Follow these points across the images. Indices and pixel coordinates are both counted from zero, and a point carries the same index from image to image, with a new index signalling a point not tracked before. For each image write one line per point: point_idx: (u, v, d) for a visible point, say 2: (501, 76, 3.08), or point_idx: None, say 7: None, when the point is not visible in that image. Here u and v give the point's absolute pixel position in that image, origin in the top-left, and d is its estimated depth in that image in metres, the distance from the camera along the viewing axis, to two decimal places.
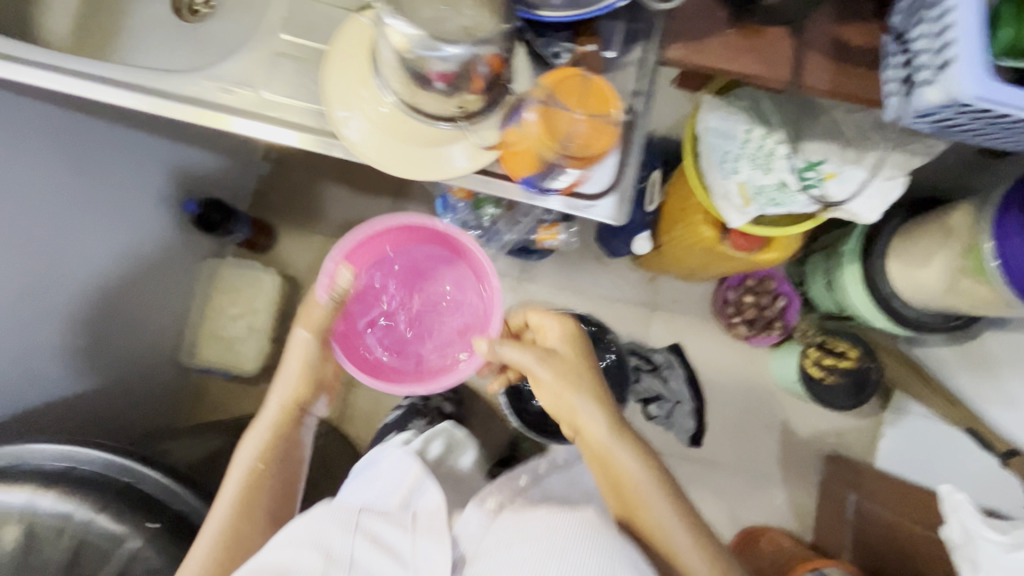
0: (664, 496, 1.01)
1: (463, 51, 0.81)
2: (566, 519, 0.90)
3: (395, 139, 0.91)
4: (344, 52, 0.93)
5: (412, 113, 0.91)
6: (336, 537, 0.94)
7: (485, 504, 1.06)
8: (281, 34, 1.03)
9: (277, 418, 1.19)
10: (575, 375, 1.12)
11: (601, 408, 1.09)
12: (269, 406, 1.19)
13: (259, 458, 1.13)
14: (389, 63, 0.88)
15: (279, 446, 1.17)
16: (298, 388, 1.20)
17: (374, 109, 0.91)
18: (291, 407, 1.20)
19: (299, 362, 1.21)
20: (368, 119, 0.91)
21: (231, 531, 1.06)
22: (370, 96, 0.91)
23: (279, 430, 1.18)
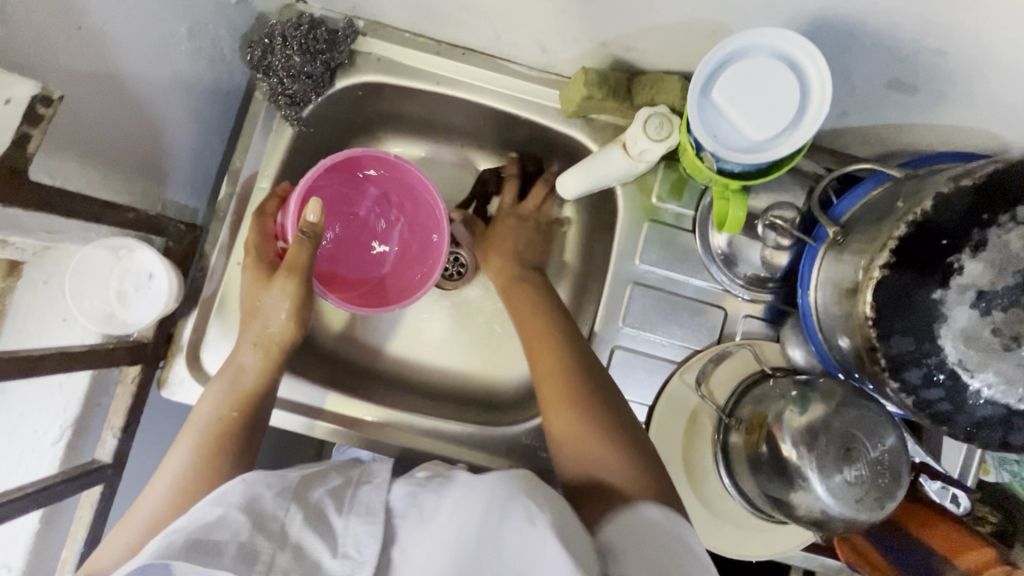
0: (589, 437, 0.64)
1: (837, 505, 0.60)
2: (477, 494, 0.51)
3: (709, 513, 0.74)
4: (674, 408, 0.75)
5: (727, 495, 0.74)
6: (263, 497, 0.51)
7: (416, 476, 0.58)
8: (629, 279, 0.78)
9: (260, 369, 0.68)
10: (551, 311, 0.76)
11: (575, 353, 0.70)
12: (250, 352, 0.68)
13: (230, 404, 0.65)
14: (753, 447, 0.68)
15: (255, 407, 0.66)
16: (284, 303, 0.69)
17: (701, 479, 0.74)
18: (276, 355, 0.69)
19: (253, 293, 0.70)
20: (688, 488, 0.74)
21: (184, 493, 0.58)
22: (696, 473, 0.74)
23: (243, 388, 0.67)
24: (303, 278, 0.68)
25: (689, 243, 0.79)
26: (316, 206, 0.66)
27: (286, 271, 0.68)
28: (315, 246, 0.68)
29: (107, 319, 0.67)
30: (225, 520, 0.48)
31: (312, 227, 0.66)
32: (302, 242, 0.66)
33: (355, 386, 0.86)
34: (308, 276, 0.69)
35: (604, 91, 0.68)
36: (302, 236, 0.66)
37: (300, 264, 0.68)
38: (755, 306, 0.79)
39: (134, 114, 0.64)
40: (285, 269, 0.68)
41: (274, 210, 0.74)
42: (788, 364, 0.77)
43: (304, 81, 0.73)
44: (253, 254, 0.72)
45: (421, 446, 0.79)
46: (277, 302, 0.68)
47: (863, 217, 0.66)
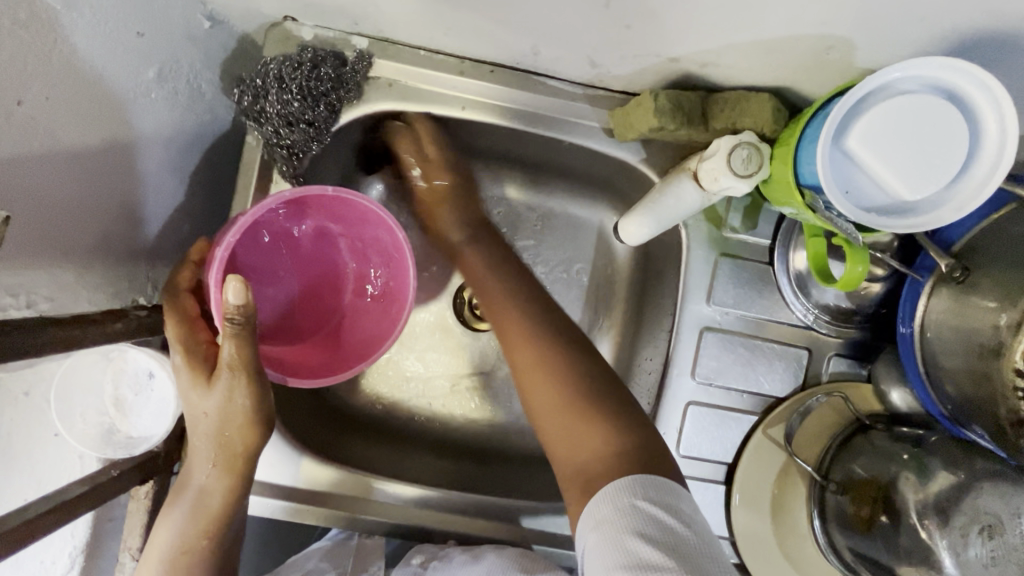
0: (555, 373, 0.58)
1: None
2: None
3: None
4: (760, 473, 0.67)
5: (828, 561, 0.66)
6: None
7: (413, 563, 0.65)
8: (699, 323, 0.68)
9: (227, 486, 0.55)
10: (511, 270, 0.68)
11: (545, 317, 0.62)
12: (206, 472, 0.55)
13: (199, 530, 0.55)
14: (863, 518, 0.61)
15: (231, 517, 0.57)
16: (235, 421, 0.53)
17: (794, 546, 0.67)
18: (240, 469, 0.55)
19: (196, 416, 0.53)
20: (782, 555, 0.67)
21: None
22: (789, 538, 0.67)
23: (210, 509, 0.56)
24: (251, 380, 0.51)
25: (766, 276, 0.68)
26: (235, 284, 0.47)
27: (224, 378, 0.51)
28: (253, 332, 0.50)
29: (106, 437, 0.57)
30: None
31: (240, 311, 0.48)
32: (231, 336, 0.49)
33: (329, 445, 0.73)
34: (257, 370, 0.52)
35: (676, 120, 0.56)
36: (231, 324, 0.48)
37: (245, 361, 0.50)
38: (841, 342, 0.70)
39: (106, 192, 0.52)
40: (222, 369, 0.50)
41: (187, 283, 0.57)
42: (885, 410, 0.68)
43: (304, 130, 0.61)
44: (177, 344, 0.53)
45: (402, 516, 0.69)
46: (226, 419, 0.52)
47: (991, 252, 0.55)
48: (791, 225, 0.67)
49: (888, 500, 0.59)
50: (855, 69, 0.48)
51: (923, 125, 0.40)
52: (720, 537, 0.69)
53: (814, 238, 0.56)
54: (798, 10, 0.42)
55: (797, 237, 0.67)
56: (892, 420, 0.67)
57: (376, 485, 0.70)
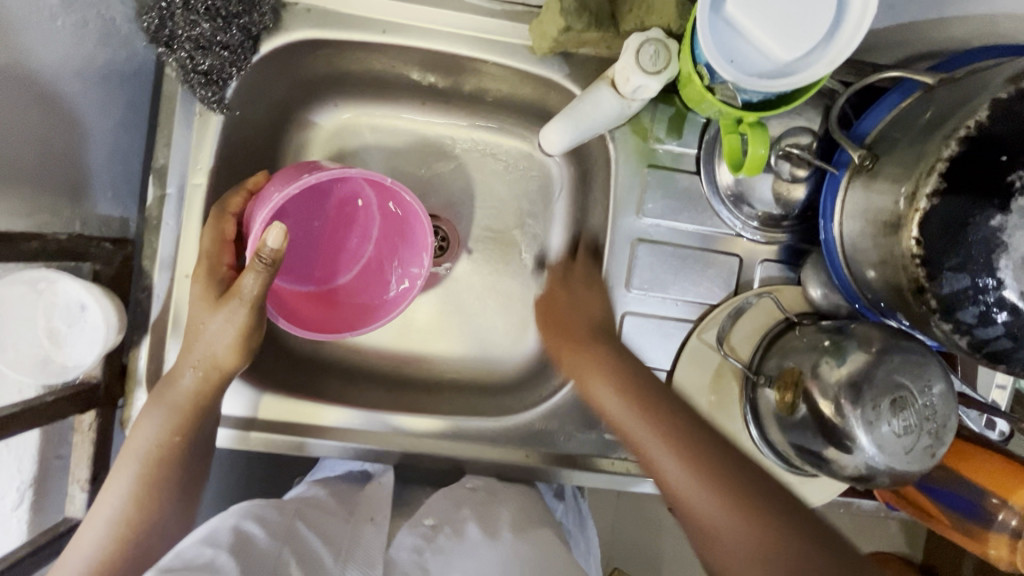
0: (710, 498, 0.52)
1: (881, 457, 0.56)
2: (488, 564, 0.57)
3: None
4: (694, 375, 0.69)
5: (760, 454, 0.69)
6: (259, 531, 0.56)
7: (423, 524, 0.63)
8: (631, 234, 0.69)
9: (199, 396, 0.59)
10: (624, 373, 0.61)
11: (702, 429, 0.57)
12: (191, 379, 0.58)
13: (171, 430, 0.58)
14: (786, 408, 0.62)
15: (205, 422, 0.60)
16: (226, 338, 0.57)
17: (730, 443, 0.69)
18: (219, 384, 0.59)
19: (198, 324, 0.58)
20: None
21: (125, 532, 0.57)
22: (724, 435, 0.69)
23: (180, 416, 0.59)
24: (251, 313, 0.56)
25: (695, 186, 0.70)
26: (279, 228, 0.51)
27: (230, 300, 0.55)
28: (271, 273, 0.54)
29: (41, 365, 0.57)
30: (217, 559, 0.50)
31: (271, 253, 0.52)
32: (255, 270, 0.53)
33: (298, 379, 0.75)
34: (261, 304, 0.56)
35: (585, 21, 0.57)
36: (257, 261, 0.52)
37: (254, 294, 0.55)
38: (771, 249, 0.72)
39: (17, 119, 0.52)
40: (235, 293, 0.55)
41: (235, 210, 0.62)
42: (812, 308, 0.70)
43: (218, 53, 0.60)
44: (207, 259, 0.60)
45: (359, 441, 0.69)
46: (215, 332, 0.57)
47: (896, 135, 0.57)
48: (714, 135, 0.68)
49: (808, 394, 0.59)
50: None
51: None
52: None
53: (729, 133, 0.56)
54: None
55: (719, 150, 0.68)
56: (817, 316, 0.69)
57: (325, 411, 0.69)
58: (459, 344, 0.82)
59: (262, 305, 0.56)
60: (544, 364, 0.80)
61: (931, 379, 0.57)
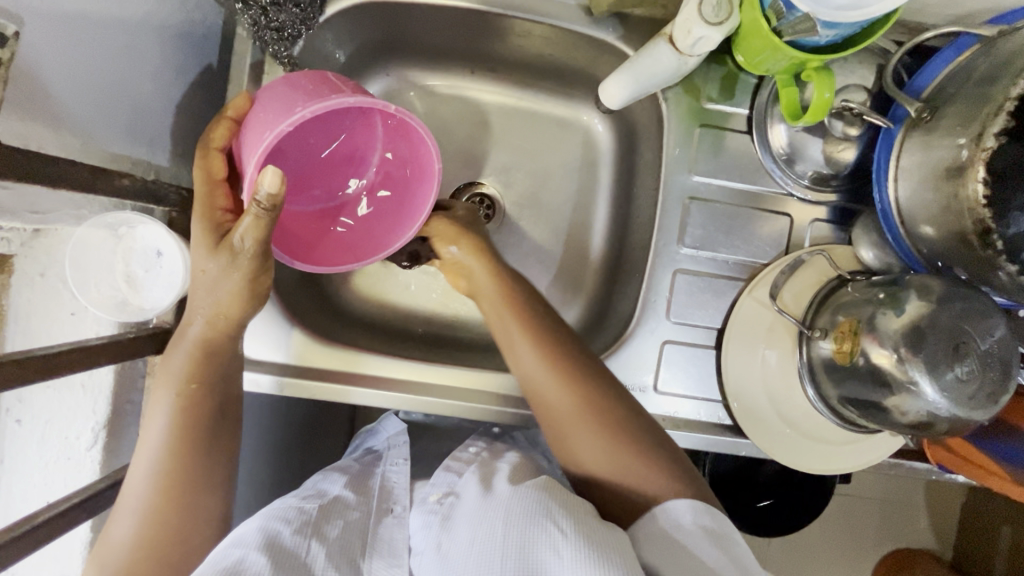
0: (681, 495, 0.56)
1: (946, 404, 0.56)
2: (490, 519, 0.52)
3: (792, 431, 0.70)
4: (748, 328, 0.70)
5: (814, 411, 0.69)
6: (285, 529, 0.55)
7: (429, 500, 0.62)
8: (683, 192, 0.70)
9: (208, 351, 0.58)
10: (562, 350, 0.63)
11: (617, 397, 0.61)
12: (203, 327, 0.58)
13: (187, 376, 0.57)
14: (844, 356, 0.62)
15: (221, 368, 0.59)
16: (232, 289, 0.57)
17: (784, 399, 0.69)
18: (230, 336, 0.59)
19: (200, 274, 0.56)
20: (773, 408, 0.69)
21: (167, 486, 0.55)
22: (781, 396, 0.69)
23: (199, 361, 0.58)
24: (256, 261, 0.55)
25: (746, 146, 0.71)
26: (274, 172, 0.49)
27: (230, 250, 0.55)
28: (272, 218, 0.52)
29: (120, 306, 0.59)
30: (247, 561, 0.50)
31: (269, 198, 0.50)
32: (255, 216, 0.51)
33: (351, 337, 0.77)
34: (259, 255, 0.55)
35: None
36: (255, 207, 0.51)
37: (255, 241, 0.54)
38: (820, 209, 0.72)
39: (106, 67, 0.55)
40: (231, 244, 0.54)
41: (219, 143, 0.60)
42: (864, 268, 0.71)
43: (291, 10, 0.61)
44: (204, 203, 0.58)
45: (408, 392, 0.69)
46: (222, 283, 0.56)
47: (955, 85, 0.58)
48: (767, 96, 0.69)
49: (864, 343, 0.60)
50: None
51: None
52: (711, 399, 0.72)
53: (786, 86, 0.58)
54: None
55: (772, 111, 0.68)
56: (868, 274, 0.70)
57: (379, 363, 0.70)
58: None
59: (262, 255, 0.55)
60: (591, 327, 0.81)
61: (993, 325, 0.57)
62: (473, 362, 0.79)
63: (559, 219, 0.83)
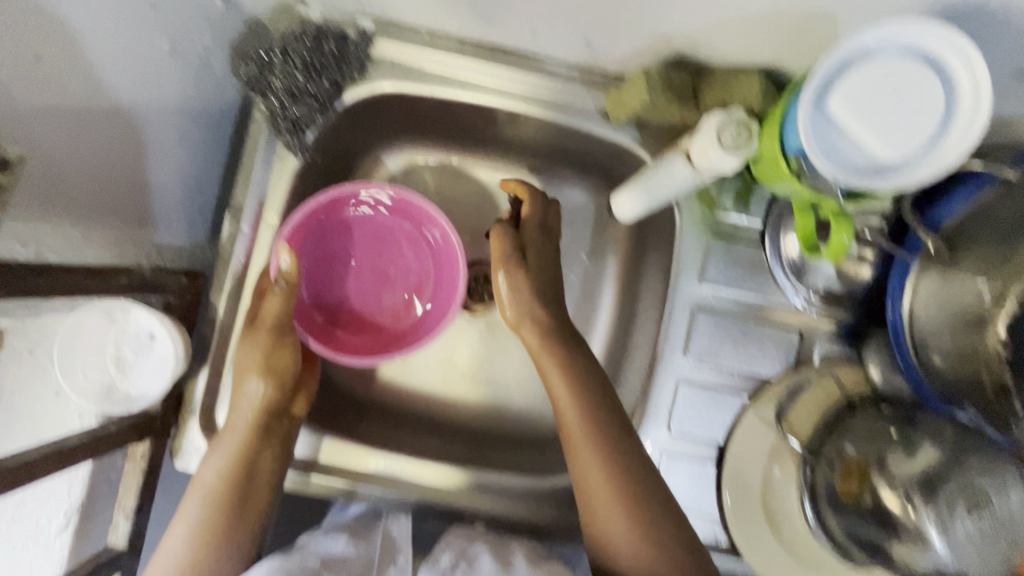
0: None
1: (953, 560, 0.59)
2: None
3: (791, 560, 0.66)
4: (755, 449, 0.67)
5: (816, 541, 0.66)
6: None
7: (440, 563, 0.58)
8: (687, 299, 0.69)
9: (243, 455, 0.60)
10: (614, 448, 0.62)
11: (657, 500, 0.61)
12: (237, 441, 0.60)
13: (222, 486, 0.59)
14: None
15: (252, 477, 0.60)
16: (257, 379, 0.61)
17: (785, 525, 0.67)
18: (265, 443, 0.61)
19: (237, 357, 0.62)
20: (774, 535, 0.66)
21: None
22: (778, 515, 0.67)
23: (230, 467, 0.60)
24: (272, 336, 0.61)
25: (757, 258, 0.69)
26: (287, 248, 0.58)
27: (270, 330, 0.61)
28: (291, 298, 0.61)
29: (106, 394, 0.58)
30: None
31: (285, 276, 0.59)
32: (275, 295, 0.60)
33: (343, 417, 0.75)
34: (284, 327, 0.62)
35: (666, 96, 0.58)
36: (276, 287, 0.60)
37: (274, 318, 0.61)
38: (830, 326, 0.71)
39: (120, 155, 0.55)
40: (263, 322, 0.61)
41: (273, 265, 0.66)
42: (873, 390, 0.67)
43: (308, 102, 0.63)
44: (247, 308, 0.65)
45: (394, 489, 0.69)
46: (249, 371, 0.61)
47: (975, 228, 0.56)
48: (782, 211, 0.68)
49: None
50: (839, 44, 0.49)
51: (910, 85, 0.40)
52: (708, 516, 0.69)
53: (804, 215, 0.57)
54: None
55: (786, 223, 0.68)
56: (876, 400, 0.67)
57: (381, 460, 0.70)
58: (503, 394, 0.81)
59: (284, 329, 0.62)
60: None
61: None
62: (466, 450, 0.77)
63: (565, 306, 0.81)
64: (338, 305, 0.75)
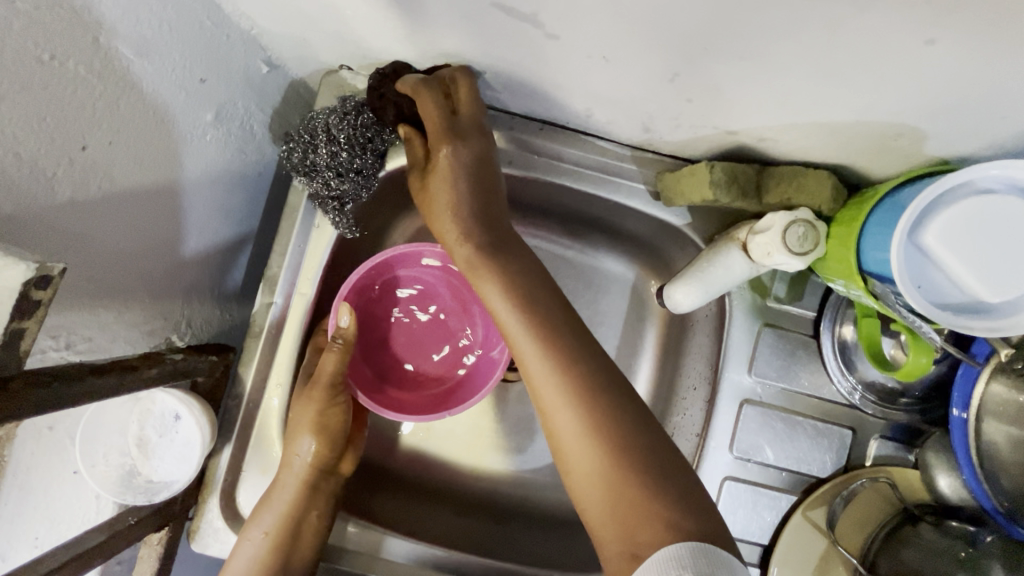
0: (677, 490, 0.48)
1: None
2: None
3: None
4: (803, 556, 0.64)
5: None
6: None
7: None
8: (734, 391, 0.66)
9: (295, 510, 0.60)
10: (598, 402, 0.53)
11: (666, 479, 0.49)
12: (290, 494, 0.60)
13: (272, 542, 0.59)
14: None
15: (297, 538, 0.60)
16: (310, 437, 0.60)
17: None
18: (315, 496, 0.61)
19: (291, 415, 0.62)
20: None
21: None
22: None
23: (281, 523, 0.59)
24: (326, 395, 0.60)
25: (810, 350, 0.66)
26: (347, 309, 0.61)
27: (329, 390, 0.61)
28: (347, 357, 0.61)
29: (126, 479, 0.55)
30: None
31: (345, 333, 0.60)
32: (333, 352, 0.61)
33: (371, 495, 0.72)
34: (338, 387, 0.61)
35: (730, 193, 0.55)
36: (334, 344, 0.61)
37: (329, 376, 0.60)
38: (885, 424, 0.67)
39: (157, 231, 0.52)
40: (317, 382, 0.61)
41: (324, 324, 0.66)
42: (934, 499, 0.63)
43: (353, 179, 0.60)
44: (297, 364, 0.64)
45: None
46: (303, 428, 0.60)
47: None
48: (839, 300, 0.65)
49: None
50: (921, 155, 0.46)
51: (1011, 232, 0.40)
52: None
53: (867, 320, 0.55)
54: (875, 96, 0.41)
55: (843, 312, 0.65)
56: (936, 511, 0.63)
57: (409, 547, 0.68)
58: (533, 469, 0.77)
59: (337, 388, 0.61)
60: None
61: None
62: (494, 532, 0.74)
63: None
64: (391, 363, 0.73)
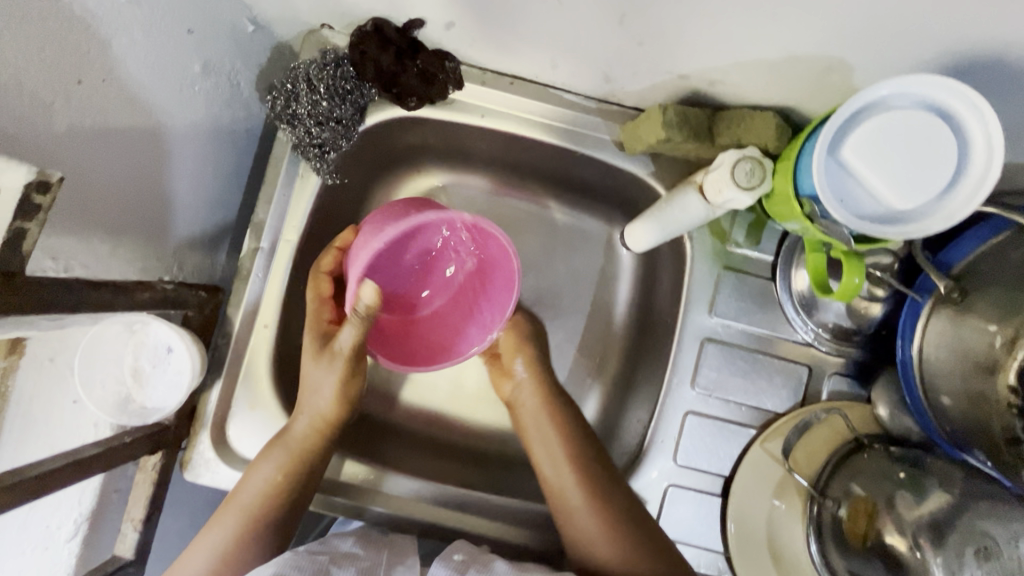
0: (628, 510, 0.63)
1: None
2: None
3: None
4: (760, 484, 0.67)
5: None
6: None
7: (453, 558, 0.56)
8: (695, 330, 0.70)
9: (314, 450, 0.63)
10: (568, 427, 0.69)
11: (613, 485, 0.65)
12: (306, 433, 0.62)
13: (284, 472, 0.61)
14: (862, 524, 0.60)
15: (309, 474, 0.63)
16: (332, 388, 0.63)
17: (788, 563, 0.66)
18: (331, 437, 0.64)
19: (309, 371, 0.64)
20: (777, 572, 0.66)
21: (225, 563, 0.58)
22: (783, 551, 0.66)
23: (294, 454, 0.62)
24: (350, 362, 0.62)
25: (768, 292, 0.70)
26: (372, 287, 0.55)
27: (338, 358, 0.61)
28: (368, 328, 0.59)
29: (122, 406, 0.60)
30: None
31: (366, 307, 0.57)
32: (353, 323, 0.58)
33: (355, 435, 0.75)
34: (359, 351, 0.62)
35: (683, 133, 0.59)
36: (354, 316, 0.58)
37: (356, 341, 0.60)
38: (840, 362, 0.70)
39: (152, 172, 0.57)
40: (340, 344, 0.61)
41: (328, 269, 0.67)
42: (883, 430, 0.67)
43: (333, 127, 0.64)
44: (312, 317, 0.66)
45: (399, 509, 0.70)
46: (325, 381, 0.63)
47: (988, 274, 0.55)
48: (795, 242, 0.68)
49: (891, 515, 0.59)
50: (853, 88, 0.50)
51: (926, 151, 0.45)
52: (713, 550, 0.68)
53: (814, 252, 0.59)
54: (801, 29, 0.45)
55: (798, 254, 0.68)
56: (885, 439, 0.67)
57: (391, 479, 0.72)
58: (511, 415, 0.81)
59: (358, 352, 0.62)
60: None
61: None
62: (473, 471, 0.77)
63: (575, 330, 0.81)
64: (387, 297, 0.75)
